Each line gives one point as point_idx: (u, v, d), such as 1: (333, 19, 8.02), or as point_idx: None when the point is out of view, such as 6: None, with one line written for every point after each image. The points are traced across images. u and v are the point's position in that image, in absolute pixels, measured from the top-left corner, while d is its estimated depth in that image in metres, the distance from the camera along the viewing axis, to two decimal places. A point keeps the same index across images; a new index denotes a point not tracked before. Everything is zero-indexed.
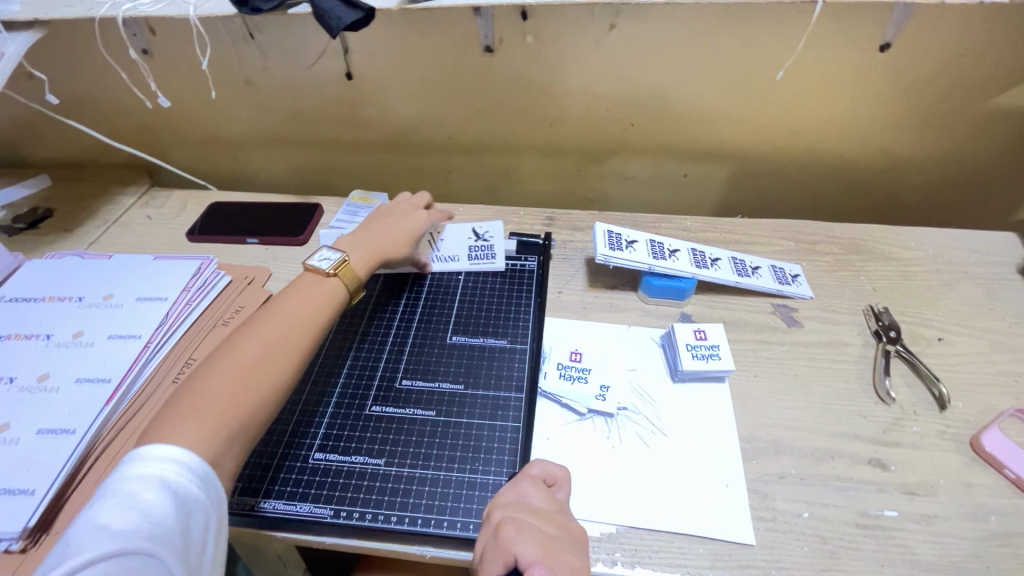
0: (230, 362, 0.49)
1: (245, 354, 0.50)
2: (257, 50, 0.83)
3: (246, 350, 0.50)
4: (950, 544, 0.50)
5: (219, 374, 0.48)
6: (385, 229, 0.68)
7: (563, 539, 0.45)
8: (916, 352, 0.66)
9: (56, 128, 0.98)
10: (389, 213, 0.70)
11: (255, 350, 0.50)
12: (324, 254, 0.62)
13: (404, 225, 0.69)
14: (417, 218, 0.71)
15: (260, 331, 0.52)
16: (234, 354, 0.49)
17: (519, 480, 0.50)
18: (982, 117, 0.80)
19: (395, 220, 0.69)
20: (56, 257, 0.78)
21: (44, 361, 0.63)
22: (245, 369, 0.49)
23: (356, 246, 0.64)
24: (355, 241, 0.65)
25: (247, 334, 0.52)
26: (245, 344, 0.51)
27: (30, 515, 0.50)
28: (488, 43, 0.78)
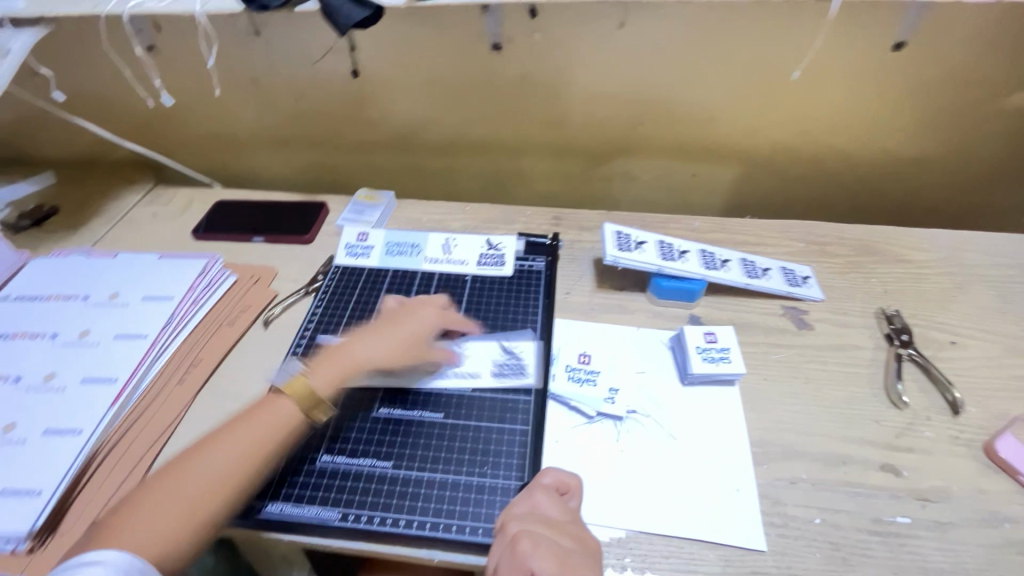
0: (214, 451, 0.50)
1: (229, 444, 0.50)
2: (263, 47, 0.82)
3: (231, 439, 0.51)
4: (964, 551, 0.49)
5: (199, 462, 0.49)
6: (377, 335, 0.60)
7: (577, 550, 0.45)
8: (928, 356, 0.65)
9: (60, 125, 0.98)
10: (389, 320, 0.62)
11: (238, 441, 0.50)
12: (300, 357, 0.58)
13: (400, 331, 0.60)
14: (420, 321, 0.62)
15: (251, 418, 0.52)
16: (220, 442, 0.50)
17: (530, 490, 0.50)
18: (995, 117, 0.79)
19: (392, 327, 0.61)
20: (62, 255, 0.77)
21: (51, 360, 0.63)
22: (219, 464, 0.49)
23: (340, 347, 0.58)
24: (343, 344, 0.59)
25: (239, 419, 0.53)
26: (232, 433, 0.51)
27: (38, 516, 0.50)
28: (496, 41, 0.77)
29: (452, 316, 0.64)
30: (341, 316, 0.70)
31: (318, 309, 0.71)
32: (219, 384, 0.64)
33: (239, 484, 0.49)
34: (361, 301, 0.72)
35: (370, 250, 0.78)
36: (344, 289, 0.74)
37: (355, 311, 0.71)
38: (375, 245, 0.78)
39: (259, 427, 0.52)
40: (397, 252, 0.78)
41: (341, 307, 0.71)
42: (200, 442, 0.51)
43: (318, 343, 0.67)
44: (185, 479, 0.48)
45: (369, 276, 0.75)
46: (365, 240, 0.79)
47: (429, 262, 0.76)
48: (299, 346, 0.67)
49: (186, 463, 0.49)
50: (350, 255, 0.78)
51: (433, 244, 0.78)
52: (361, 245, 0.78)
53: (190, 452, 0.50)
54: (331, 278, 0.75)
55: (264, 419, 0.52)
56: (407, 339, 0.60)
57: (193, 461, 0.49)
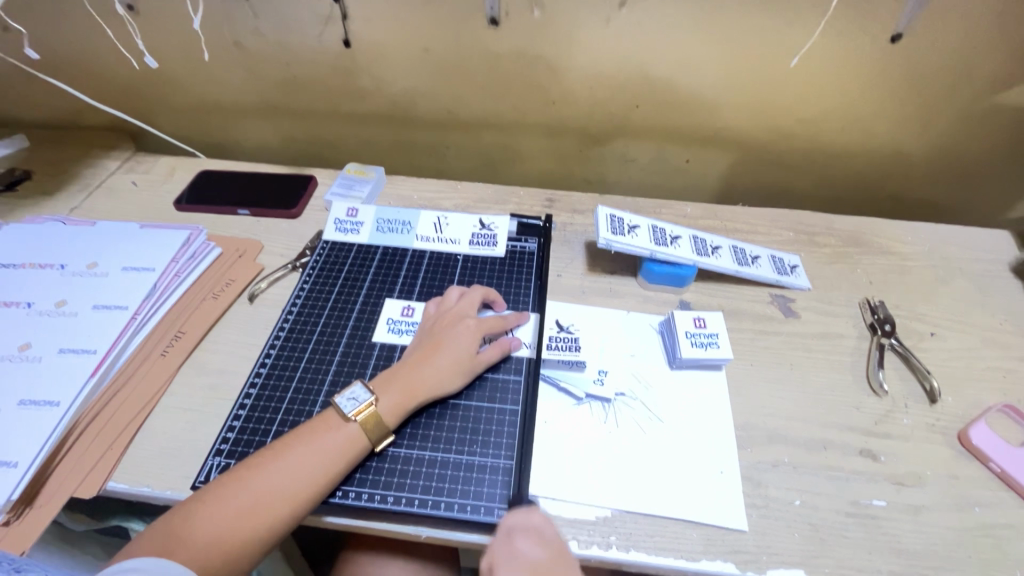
0: (281, 466, 0.48)
1: (297, 461, 0.49)
2: (250, 12, 0.79)
3: (296, 458, 0.49)
4: (934, 533, 0.51)
5: (265, 475, 0.48)
6: (427, 357, 0.57)
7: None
8: (909, 346, 0.67)
9: (34, 86, 0.93)
10: (435, 336, 0.59)
11: (306, 460, 0.49)
12: (356, 390, 0.54)
13: (450, 349, 0.58)
14: (467, 334, 0.59)
15: (313, 438, 0.50)
16: (289, 457, 0.49)
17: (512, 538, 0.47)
18: (984, 113, 0.81)
19: (440, 345, 0.58)
20: (37, 222, 0.74)
21: (26, 329, 0.61)
22: (275, 478, 0.47)
23: (392, 377, 0.55)
24: (392, 373, 0.56)
25: (302, 435, 0.51)
26: (299, 450, 0.49)
27: (14, 488, 0.49)
28: (493, 15, 0.75)
29: (492, 322, 0.61)
30: (329, 293, 0.69)
31: (306, 284, 0.70)
32: (204, 358, 0.63)
33: (285, 499, 0.47)
34: (350, 277, 0.71)
35: (360, 226, 0.77)
36: (333, 265, 0.72)
37: (344, 287, 0.70)
38: (365, 221, 0.77)
39: (324, 448, 0.50)
40: (387, 230, 0.76)
41: (329, 283, 0.70)
42: (265, 454, 0.49)
43: (305, 319, 0.66)
44: (249, 491, 0.47)
45: (358, 252, 0.74)
46: (354, 217, 0.77)
47: (420, 240, 0.75)
48: (286, 320, 0.66)
49: (254, 473, 0.48)
50: (339, 230, 0.76)
51: (425, 222, 0.77)
52: (351, 221, 0.77)
53: (257, 462, 0.49)
54: (319, 254, 0.74)
55: (327, 441, 0.50)
56: (460, 357, 0.58)
57: (260, 472, 0.48)
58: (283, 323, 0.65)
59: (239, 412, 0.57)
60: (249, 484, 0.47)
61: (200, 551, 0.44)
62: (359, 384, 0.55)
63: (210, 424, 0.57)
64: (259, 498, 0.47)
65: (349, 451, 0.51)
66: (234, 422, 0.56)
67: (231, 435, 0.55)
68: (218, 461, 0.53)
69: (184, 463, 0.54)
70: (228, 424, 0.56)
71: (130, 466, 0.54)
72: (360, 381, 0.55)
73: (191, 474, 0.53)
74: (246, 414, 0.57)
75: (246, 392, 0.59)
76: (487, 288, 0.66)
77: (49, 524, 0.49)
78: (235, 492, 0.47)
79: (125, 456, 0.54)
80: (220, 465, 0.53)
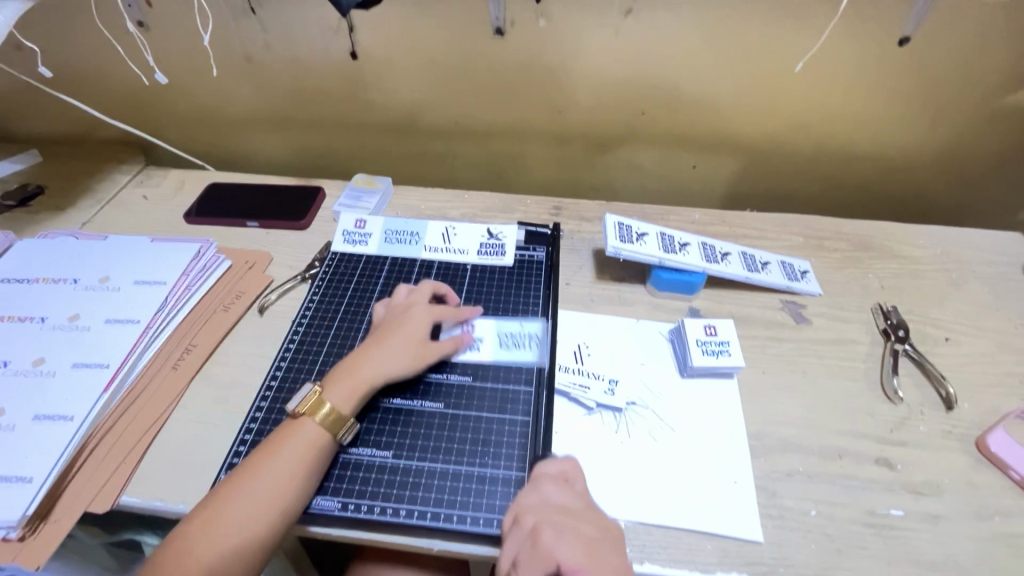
0: (268, 470, 0.49)
1: (270, 469, 0.49)
2: (259, 26, 0.80)
3: (269, 466, 0.49)
4: (954, 543, 0.50)
5: (245, 487, 0.48)
6: (373, 347, 0.57)
7: (603, 542, 0.45)
8: (923, 352, 0.66)
9: (47, 102, 0.95)
10: (382, 329, 0.59)
11: (282, 465, 0.49)
12: (306, 390, 0.54)
13: (399, 337, 0.58)
14: (412, 322, 0.59)
15: (289, 441, 0.51)
16: (270, 461, 0.49)
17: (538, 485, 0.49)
18: (996, 115, 0.80)
19: (388, 334, 0.58)
20: (51, 237, 0.75)
21: (40, 344, 0.61)
22: (257, 489, 0.48)
23: (341, 370, 0.55)
24: (338, 367, 0.56)
25: (270, 444, 0.51)
26: (269, 459, 0.49)
27: (29, 503, 0.49)
28: (498, 24, 0.76)
29: (442, 309, 0.62)
30: (339, 304, 0.69)
31: (315, 296, 0.70)
32: (214, 370, 0.63)
33: (273, 508, 0.47)
34: (360, 288, 0.71)
35: (368, 237, 0.77)
36: (342, 276, 0.73)
37: (354, 298, 0.70)
38: (372, 233, 0.77)
39: (291, 452, 0.50)
40: (395, 240, 0.77)
41: (338, 295, 0.70)
42: (243, 467, 0.50)
43: (315, 331, 0.66)
44: (238, 498, 0.47)
45: (367, 262, 0.75)
46: (363, 228, 0.77)
47: (428, 250, 0.76)
48: (295, 333, 0.66)
49: (233, 489, 0.48)
50: (347, 242, 0.77)
51: (433, 233, 0.77)
52: (359, 232, 0.77)
53: (233, 478, 0.49)
54: (328, 265, 0.74)
55: (300, 441, 0.51)
56: (411, 345, 0.58)
57: (238, 486, 0.48)
58: (292, 335, 0.65)
59: (250, 426, 0.57)
60: (237, 490, 0.48)
61: (204, 553, 0.45)
62: (308, 384, 0.55)
63: (221, 438, 0.57)
64: (243, 510, 0.47)
65: (320, 450, 0.51)
66: (245, 435, 0.56)
67: (242, 449, 0.55)
68: (230, 475, 0.53)
69: (196, 476, 0.54)
70: (239, 438, 0.56)
71: (143, 480, 0.54)
72: (307, 381, 0.55)
73: (203, 488, 0.53)
74: (257, 427, 0.57)
75: (257, 406, 0.59)
76: (435, 283, 0.66)
77: (62, 539, 0.49)
78: (226, 498, 0.47)
79: (138, 470, 0.55)
80: None
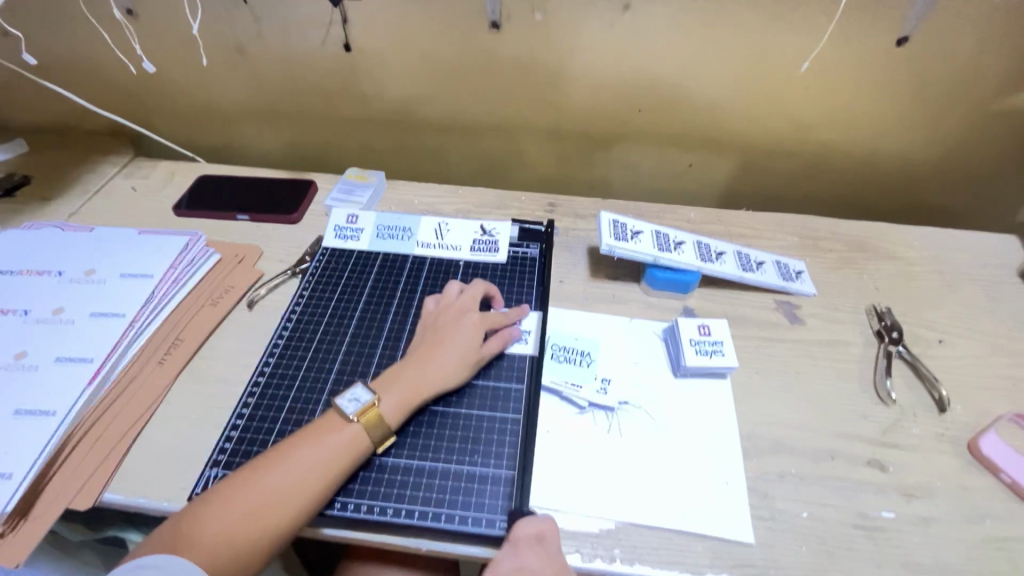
0: (294, 460, 0.48)
1: (300, 461, 0.48)
2: (250, 16, 0.79)
3: (300, 458, 0.48)
4: (945, 546, 0.50)
5: (271, 476, 0.47)
6: (430, 354, 0.56)
7: None
8: (916, 354, 0.66)
9: (35, 91, 0.93)
10: (436, 333, 0.59)
11: (312, 459, 0.48)
12: (357, 391, 0.53)
13: (454, 345, 0.57)
14: (469, 330, 0.59)
15: (316, 438, 0.49)
16: (291, 458, 0.48)
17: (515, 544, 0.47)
18: (992, 117, 0.80)
19: (443, 342, 0.57)
20: (36, 228, 0.74)
21: (23, 338, 0.60)
22: (283, 480, 0.47)
23: (394, 376, 0.55)
24: (394, 373, 0.55)
25: (306, 435, 0.50)
26: (303, 451, 0.49)
27: (8, 500, 0.48)
28: (494, 19, 0.75)
29: (496, 316, 0.61)
30: (329, 300, 0.68)
31: (305, 291, 0.69)
32: (202, 366, 0.62)
33: (297, 503, 0.46)
34: (350, 283, 0.70)
35: (360, 232, 0.76)
36: (332, 271, 0.72)
37: (344, 294, 0.69)
38: (365, 228, 0.76)
39: (324, 449, 0.49)
40: (387, 236, 0.76)
41: (328, 290, 0.69)
42: (270, 454, 0.49)
43: (304, 327, 0.65)
44: (253, 493, 0.46)
45: (358, 257, 0.74)
46: (354, 223, 0.77)
47: (420, 246, 0.75)
48: (284, 328, 0.65)
49: (258, 475, 0.47)
50: (339, 237, 0.76)
51: (425, 228, 0.76)
52: (351, 227, 0.76)
53: (260, 464, 0.48)
54: (318, 260, 0.73)
55: (328, 441, 0.50)
56: (466, 354, 0.57)
57: (265, 474, 0.47)
58: (281, 331, 0.64)
59: (237, 422, 0.56)
60: (254, 483, 0.46)
61: (208, 548, 0.43)
62: (363, 385, 0.54)
63: (207, 435, 0.56)
64: (264, 501, 0.46)
65: (352, 451, 0.50)
66: (232, 432, 0.55)
67: (228, 445, 0.54)
68: (215, 472, 0.52)
69: (181, 473, 0.53)
70: (225, 434, 0.55)
71: (127, 476, 0.53)
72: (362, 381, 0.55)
73: (188, 486, 0.52)
74: (244, 423, 0.56)
75: (244, 402, 0.58)
76: (488, 284, 0.65)
77: (42, 537, 0.48)
78: (241, 491, 0.46)
79: (122, 466, 0.54)
80: (217, 476, 0.52)
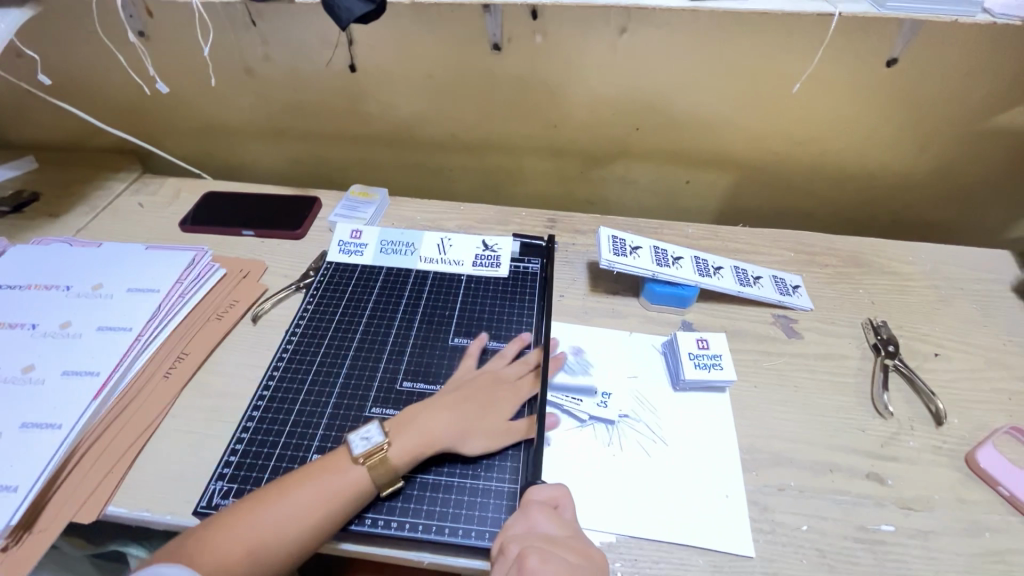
0: (298, 494, 0.48)
1: (302, 496, 0.48)
2: (258, 38, 0.81)
3: (305, 492, 0.48)
4: (945, 559, 0.50)
5: (278, 509, 0.47)
6: (447, 407, 0.55)
7: (582, 566, 0.44)
8: (913, 367, 0.66)
9: (46, 109, 0.95)
10: (469, 391, 0.58)
11: (317, 496, 0.48)
12: (370, 430, 0.53)
13: (478, 408, 0.56)
14: (501, 402, 0.57)
15: (321, 477, 0.50)
16: (296, 492, 0.48)
17: (526, 508, 0.48)
18: (982, 135, 0.82)
19: (468, 400, 0.56)
20: (45, 243, 0.75)
21: (30, 351, 0.61)
22: (289, 513, 0.47)
23: (409, 421, 0.54)
24: (408, 417, 0.54)
25: (313, 471, 0.50)
26: (307, 486, 0.49)
27: (13, 513, 0.48)
28: (496, 41, 0.77)
29: (526, 386, 0.60)
30: (333, 315, 0.69)
31: (310, 305, 0.70)
32: (206, 380, 0.63)
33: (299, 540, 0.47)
34: (354, 298, 0.71)
35: (364, 247, 0.77)
36: (337, 285, 0.73)
37: (348, 309, 0.70)
38: (368, 243, 0.77)
39: (329, 488, 0.49)
40: (391, 251, 0.77)
41: (333, 305, 0.70)
42: (279, 484, 0.49)
43: (309, 341, 0.66)
44: (261, 523, 0.47)
45: (362, 272, 0.75)
46: (358, 238, 0.78)
47: (423, 261, 0.76)
48: (289, 342, 0.66)
49: (267, 502, 0.48)
50: (343, 252, 0.77)
51: (428, 244, 0.77)
52: (355, 242, 0.77)
53: (268, 493, 0.49)
54: (323, 275, 0.74)
55: (335, 482, 0.49)
56: (497, 425, 0.56)
57: (274, 502, 0.48)
58: (286, 345, 0.65)
59: (242, 436, 0.57)
60: (262, 511, 0.47)
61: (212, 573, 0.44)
62: (375, 424, 0.53)
63: (211, 449, 0.57)
64: (266, 530, 0.46)
65: (352, 495, 0.49)
66: (236, 445, 0.56)
67: (233, 459, 0.55)
68: (220, 485, 0.53)
69: (185, 486, 0.54)
70: (230, 447, 0.56)
71: (131, 489, 0.53)
72: (376, 420, 0.54)
73: (193, 499, 0.53)
74: (249, 436, 0.57)
75: (249, 416, 0.58)
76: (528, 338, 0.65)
77: (46, 550, 0.49)
78: (249, 520, 0.47)
79: (126, 480, 0.54)
80: (222, 490, 0.52)
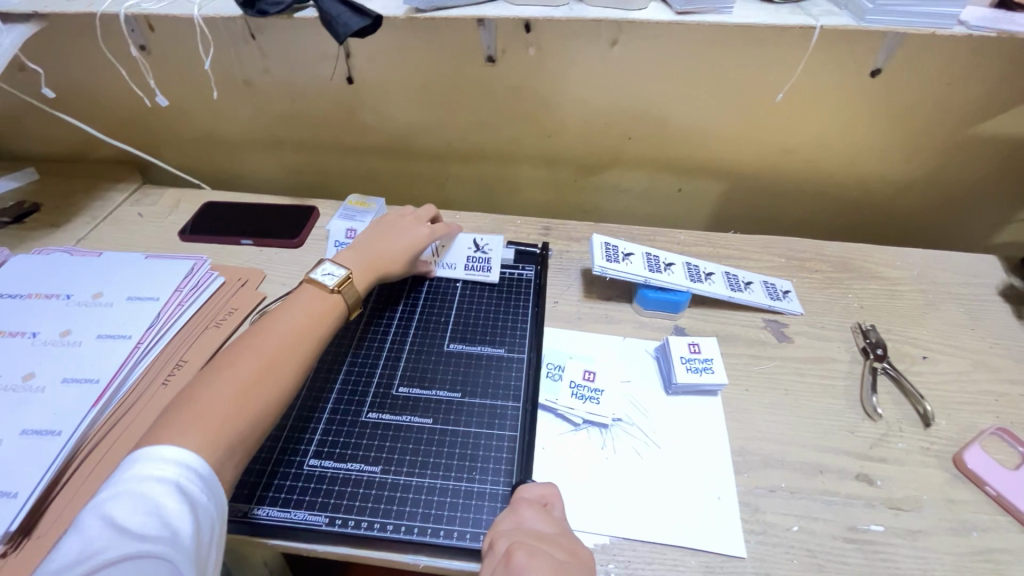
0: (237, 368, 0.50)
1: (238, 372, 0.50)
2: (258, 51, 0.83)
3: (238, 372, 0.50)
4: (934, 559, 0.51)
5: (211, 392, 0.48)
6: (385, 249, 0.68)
7: (571, 563, 0.43)
8: (901, 370, 0.67)
9: (48, 121, 0.97)
10: (388, 226, 0.71)
11: (252, 372, 0.50)
12: (327, 267, 0.63)
13: (407, 237, 0.70)
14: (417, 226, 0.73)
15: (250, 359, 0.51)
16: (232, 370, 0.50)
17: (517, 505, 0.49)
18: (967, 143, 0.83)
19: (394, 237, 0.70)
20: (46, 253, 0.76)
21: (31, 359, 0.61)
22: (221, 394, 0.48)
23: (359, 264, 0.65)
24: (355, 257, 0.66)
25: (244, 352, 0.52)
26: (240, 367, 0.50)
27: (12, 519, 0.49)
28: (490, 53, 0.79)
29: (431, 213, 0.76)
30: None
31: None
32: None
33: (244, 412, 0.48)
34: None
35: None
36: None
37: None
38: None
39: (264, 370, 0.51)
40: None
41: None
42: (207, 377, 0.49)
43: None
44: (199, 404, 0.47)
45: None
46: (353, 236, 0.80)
47: None
48: None
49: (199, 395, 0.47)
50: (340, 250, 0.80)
51: None
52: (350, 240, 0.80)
53: (196, 388, 0.48)
54: None
55: (268, 366, 0.52)
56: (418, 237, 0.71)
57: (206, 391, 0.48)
58: None
59: None
60: (197, 401, 0.47)
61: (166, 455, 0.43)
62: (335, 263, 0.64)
63: None
64: (204, 407, 0.47)
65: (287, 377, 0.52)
66: None
67: None
68: None
69: None
70: None
71: None
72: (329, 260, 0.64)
73: None
74: None
75: None
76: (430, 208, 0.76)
77: (45, 555, 0.49)
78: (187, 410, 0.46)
79: None
80: None
